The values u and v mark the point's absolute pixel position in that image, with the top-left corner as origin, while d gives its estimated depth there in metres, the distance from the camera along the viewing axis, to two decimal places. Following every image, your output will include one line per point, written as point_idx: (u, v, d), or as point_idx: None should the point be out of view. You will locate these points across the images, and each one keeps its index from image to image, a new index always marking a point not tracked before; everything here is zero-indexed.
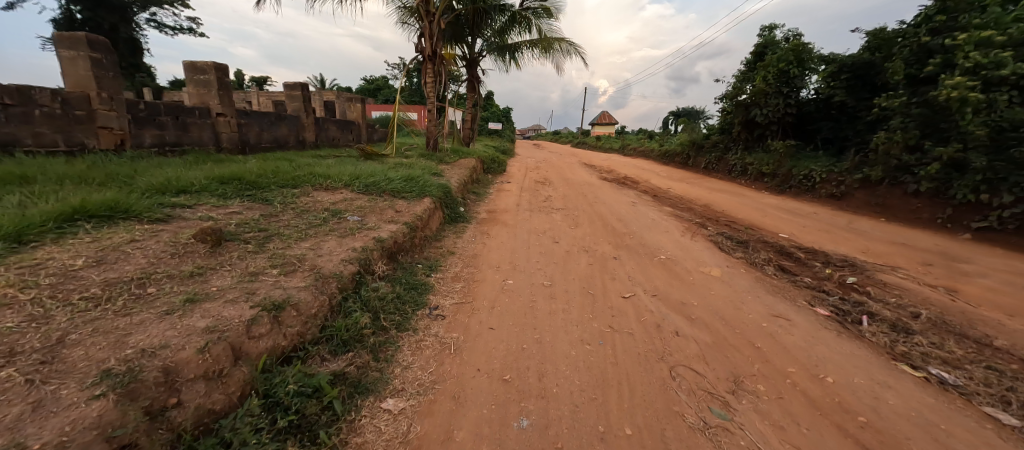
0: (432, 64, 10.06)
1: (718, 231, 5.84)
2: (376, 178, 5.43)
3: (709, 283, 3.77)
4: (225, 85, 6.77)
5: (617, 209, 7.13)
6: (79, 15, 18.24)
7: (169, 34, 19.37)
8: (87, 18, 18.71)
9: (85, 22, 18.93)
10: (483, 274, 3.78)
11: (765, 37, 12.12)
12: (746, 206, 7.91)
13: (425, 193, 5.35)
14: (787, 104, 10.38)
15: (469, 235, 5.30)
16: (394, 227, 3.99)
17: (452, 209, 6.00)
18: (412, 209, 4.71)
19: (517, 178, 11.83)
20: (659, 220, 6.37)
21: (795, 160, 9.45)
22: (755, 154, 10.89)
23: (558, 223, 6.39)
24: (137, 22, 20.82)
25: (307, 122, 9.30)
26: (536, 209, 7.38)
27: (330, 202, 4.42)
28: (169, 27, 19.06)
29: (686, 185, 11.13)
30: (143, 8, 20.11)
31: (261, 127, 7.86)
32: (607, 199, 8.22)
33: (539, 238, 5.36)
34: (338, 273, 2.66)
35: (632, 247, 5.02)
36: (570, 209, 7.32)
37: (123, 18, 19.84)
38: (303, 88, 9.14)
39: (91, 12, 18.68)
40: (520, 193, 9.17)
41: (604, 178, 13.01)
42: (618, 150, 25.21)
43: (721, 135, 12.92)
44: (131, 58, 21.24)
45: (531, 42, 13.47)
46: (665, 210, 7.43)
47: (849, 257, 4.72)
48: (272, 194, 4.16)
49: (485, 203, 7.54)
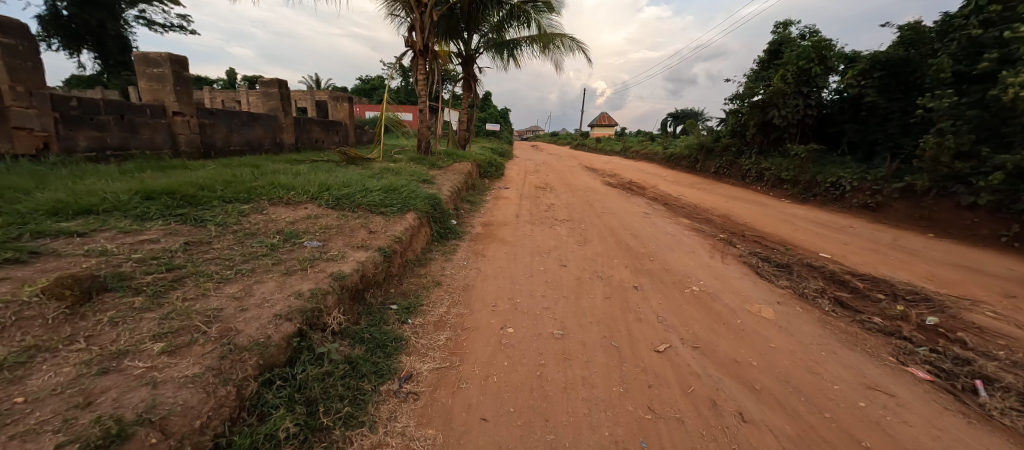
0: (424, 60, 9.24)
1: (750, 251, 5.03)
2: (350, 188, 4.58)
3: (764, 329, 2.95)
4: (183, 79, 5.92)
5: (629, 222, 6.34)
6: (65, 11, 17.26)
7: (158, 32, 18.52)
8: (73, 14, 17.82)
9: (70, 18, 18.05)
10: (475, 319, 2.94)
11: (780, 34, 11.38)
12: (772, 218, 7.12)
13: (408, 207, 4.51)
14: (808, 105, 9.64)
15: (461, 256, 4.48)
16: (364, 255, 3.16)
17: (442, 224, 5.17)
18: (391, 228, 3.88)
19: (516, 183, 11.02)
20: (680, 235, 5.56)
21: (819, 166, 8.69)
22: (773, 159, 10.12)
23: (564, 239, 5.57)
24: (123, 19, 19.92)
25: (286, 122, 8.48)
26: (538, 221, 6.58)
27: (287, 221, 3.58)
28: (161, 25, 18.08)
29: (697, 191, 10.38)
30: (133, 5, 19.24)
31: (230, 127, 7.03)
32: (617, 209, 7.40)
33: (544, 261, 4.53)
34: (259, 341, 1.83)
35: (655, 273, 4.21)
36: (576, 222, 6.52)
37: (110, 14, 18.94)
38: (281, 86, 8.30)
39: (78, 9, 17.68)
40: (520, 201, 8.38)
41: (609, 183, 12.22)
42: (620, 152, 24.42)
43: (733, 138, 12.15)
44: (118, 56, 20.40)
45: (530, 39, 12.68)
46: (683, 222, 6.63)
47: (917, 287, 3.93)
48: (211, 212, 3.33)
49: (481, 215, 6.73)
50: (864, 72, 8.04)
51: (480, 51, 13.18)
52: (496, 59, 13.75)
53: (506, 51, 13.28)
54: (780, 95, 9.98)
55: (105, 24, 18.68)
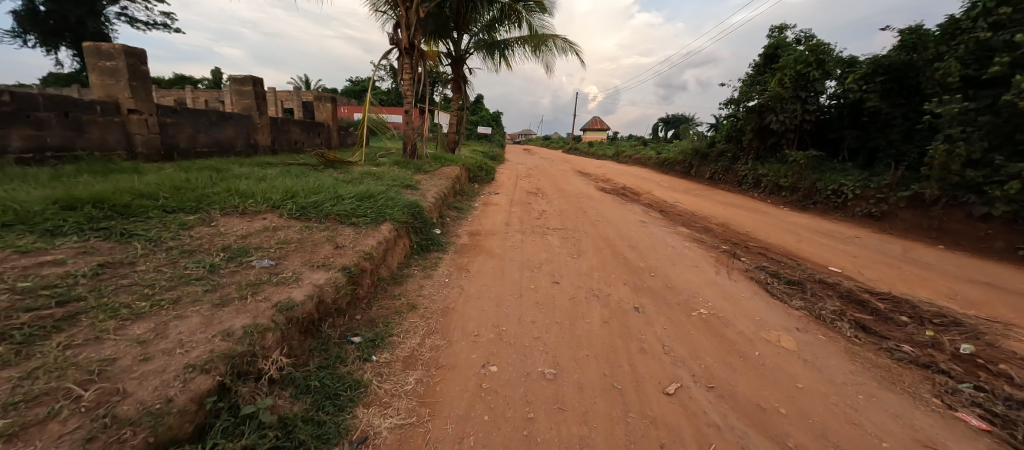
0: (410, 59, 8.80)
1: (756, 265, 4.66)
2: (319, 195, 4.10)
3: (786, 363, 2.57)
4: (140, 74, 5.40)
5: (625, 231, 5.95)
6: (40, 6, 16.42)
7: (138, 29, 17.78)
8: (51, 10, 16.99)
9: (47, 14, 17.25)
10: (452, 354, 2.50)
11: (775, 38, 11.16)
12: (774, 227, 6.78)
13: (384, 217, 4.05)
14: (806, 110, 9.37)
15: (442, 272, 4.03)
16: (323, 276, 2.70)
17: (423, 235, 4.71)
18: (361, 242, 3.42)
19: (507, 188, 10.60)
20: (681, 247, 5.17)
21: (819, 173, 8.42)
22: (770, 165, 9.85)
23: (557, 251, 5.16)
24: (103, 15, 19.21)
25: (261, 123, 7.95)
26: (529, 230, 6.15)
27: (238, 234, 3.11)
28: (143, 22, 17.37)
29: (693, 198, 10.06)
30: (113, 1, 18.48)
31: (196, 127, 6.51)
32: (612, 217, 7.02)
33: (534, 276, 4.09)
34: (152, 411, 1.39)
35: (657, 291, 3.81)
36: (569, 231, 6.12)
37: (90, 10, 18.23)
38: (255, 83, 7.78)
39: (56, 4, 16.80)
40: (510, 208, 7.96)
41: (602, 188, 11.88)
42: (613, 157, 24.16)
43: (729, 143, 11.88)
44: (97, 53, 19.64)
45: (522, 40, 12.32)
46: (682, 232, 6.25)
47: (942, 308, 3.58)
48: (145, 225, 2.85)
49: (467, 223, 6.28)
50: (866, 77, 7.78)
51: (470, 52, 12.79)
52: (486, 60, 13.34)
53: (497, 52, 12.88)
54: (777, 100, 9.72)
55: (85, 21, 17.85)
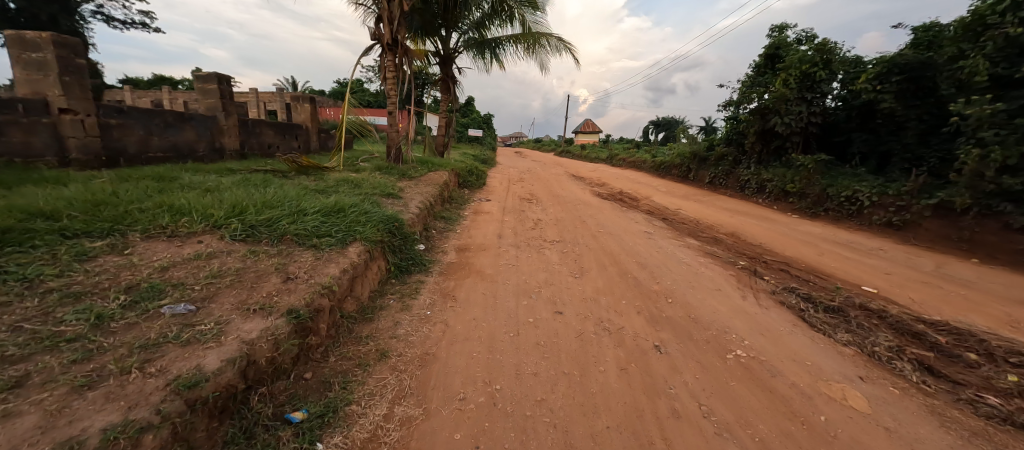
0: (393, 55, 8.14)
1: (783, 286, 4.10)
2: (275, 210, 3.43)
3: (863, 435, 1.99)
4: (75, 68, 4.67)
5: (630, 245, 5.37)
6: (9, 4, 15.66)
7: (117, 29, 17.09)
8: (22, 8, 16.25)
9: (17, 12, 16.36)
10: (428, 434, 1.88)
11: (777, 38, 10.75)
12: (788, 237, 6.26)
13: (353, 236, 3.39)
14: (813, 112, 8.92)
15: (422, 302, 3.38)
16: (258, 324, 2.05)
17: (403, 253, 4.06)
18: (320, 270, 2.76)
19: (499, 195, 9.99)
20: (695, 264, 4.59)
21: (828, 178, 7.96)
22: (774, 170, 9.39)
23: (556, 270, 4.54)
24: (78, 12, 18.33)
25: (228, 124, 7.23)
26: (524, 244, 5.54)
27: (156, 265, 2.44)
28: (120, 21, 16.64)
29: (694, 204, 9.57)
30: None
31: (148, 129, 5.78)
32: (614, 228, 6.43)
33: (532, 304, 3.47)
34: None
35: (678, 322, 3.22)
36: (568, 245, 5.52)
37: (64, 8, 17.40)
38: (221, 81, 7.07)
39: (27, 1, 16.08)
40: (503, 216, 7.34)
41: (599, 193, 11.35)
42: (607, 160, 23.70)
43: (730, 147, 11.43)
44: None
45: (514, 38, 11.76)
46: (691, 244, 5.68)
47: (1012, 342, 3.05)
48: (23, 258, 2.17)
49: (455, 237, 5.64)
50: (881, 76, 7.34)
51: (459, 50, 12.18)
52: (477, 59, 12.73)
53: (488, 51, 12.30)
54: (782, 101, 9.23)
55: (58, 19, 16.96)
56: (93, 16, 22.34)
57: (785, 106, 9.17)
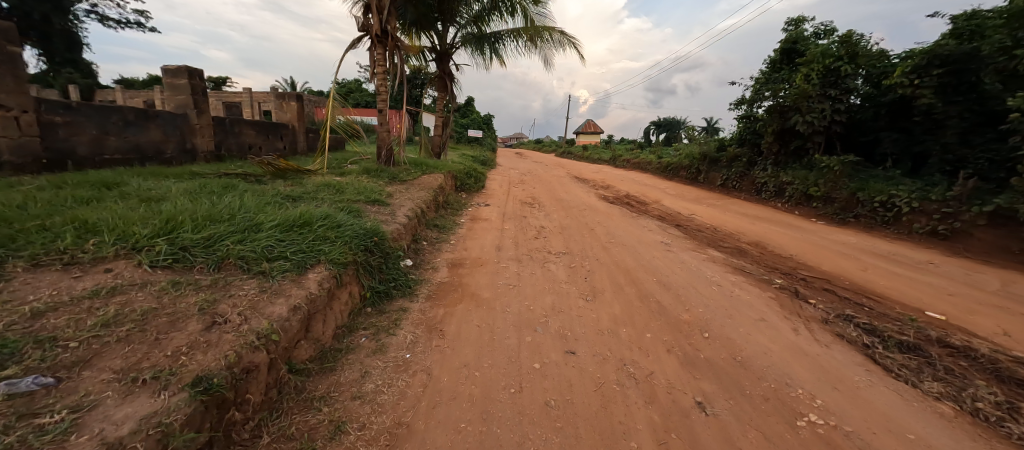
0: (385, 48, 7.51)
1: (836, 313, 3.44)
2: (220, 226, 2.78)
3: None
4: (8, 57, 4.05)
5: (647, 259, 4.71)
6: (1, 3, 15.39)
7: (112, 28, 16.80)
8: (14, 7, 15.96)
9: (10, 12, 16.11)
10: None
11: (794, 31, 10.10)
12: (822, 248, 5.60)
13: (316, 257, 2.74)
14: (837, 109, 8.26)
15: (401, 339, 2.72)
16: (141, 408, 1.40)
17: (383, 274, 3.40)
18: (261, 308, 2.10)
19: (498, 198, 9.35)
20: (727, 283, 3.93)
21: (857, 181, 7.31)
22: (794, 172, 8.74)
23: (565, 291, 3.88)
24: (70, 11, 17.89)
25: (201, 123, 6.60)
26: (526, 257, 4.89)
27: (29, 309, 1.79)
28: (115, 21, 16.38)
29: (708, 208, 8.92)
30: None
31: (104, 128, 5.16)
32: (626, 237, 5.77)
33: (538, 341, 2.81)
34: None
35: (721, 366, 2.56)
36: (576, 260, 4.87)
37: (56, 7, 16.98)
38: (193, 76, 6.44)
39: (19, 1, 15.80)
40: (503, 224, 6.70)
41: (604, 197, 10.71)
42: (610, 161, 23.06)
43: (743, 147, 10.78)
44: (65, 53, 18.58)
45: (514, 32, 11.15)
46: (715, 257, 5.02)
47: None
48: None
49: (447, 250, 4.99)
50: (919, 69, 6.60)
51: (457, 46, 11.56)
52: (476, 56, 12.12)
53: (487, 47, 11.69)
54: (802, 98, 8.56)
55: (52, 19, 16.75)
56: (87, 15, 21.93)
57: (806, 103, 8.50)
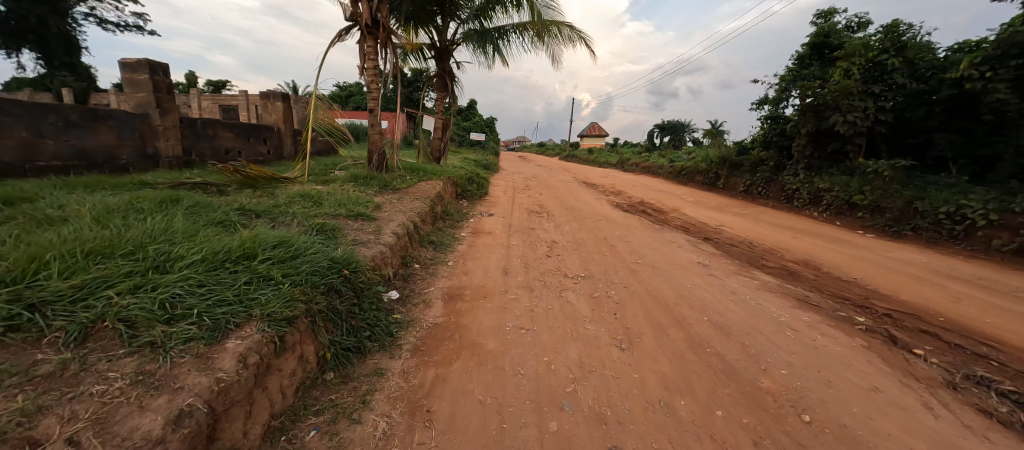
0: (378, 42, 6.70)
1: (962, 373, 2.56)
2: (112, 265, 1.94)
3: None
4: None
5: (688, 287, 3.84)
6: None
7: (111, 32, 16.31)
8: (9, 10, 15.44)
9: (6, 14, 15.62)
10: None
11: (825, 24, 9.27)
12: (889, 270, 4.71)
13: (247, 312, 1.90)
14: (881, 107, 7.41)
15: (368, 431, 1.87)
16: None
17: (354, 320, 2.54)
18: (113, 422, 1.26)
19: (502, 207, 8.52)
20: (801, 325, 3.05)
21: (913, 189, 6.41)
22: (832, 177, 7.86)
23: (592, 336, 3.01)
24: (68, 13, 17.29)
25: (165, 124, 5.79)
26: (538, 285, 4.02)
27: None
28: (112, 23, 15.83)
29: (735, 217, 8.03)
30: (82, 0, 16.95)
31: (37, 130, 4.35)
32: (654, 257, 4.89)
33: (567, 431, 1.95)
34: None
35: None
36: (599, 288, 4.00)
37: (53, 10, 16.48)
38: (156, 71, 5.64)
39: (15, 4, 15.34)
40: (509, 239, 5.86)
41: (617, 204, 9.87)
42: (616, 165, 22.23)
43: (769, 150, 9.89)
44: (64, 57, 18.00)
45: (519, 26, 10.37)
46: (768, 283, 4.13)
47: None
48: None
49: (443, 275, 4.13)
50: (992, 60, 5.76)
51: (458, 42, 10.80)
52: (478, 53, 11.34)
53: (490, 43, 10.91)
54: (842, 95, 7.65)
55: (48, 21, 16.25)
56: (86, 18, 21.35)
57: (845, 101, 7.61)
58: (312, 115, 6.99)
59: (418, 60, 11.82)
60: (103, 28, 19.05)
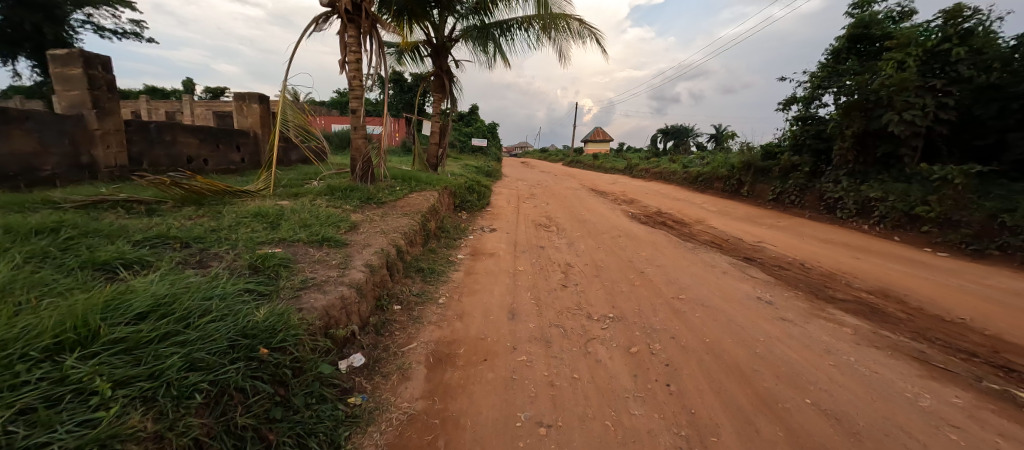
0: (361, 34, 5.76)
1: None
2: None
3: None
4: None
5: (762, 340, 2.82)
6: None
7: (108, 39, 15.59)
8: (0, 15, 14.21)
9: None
10: None
11: (865, 14, 8.31)
12: (1000, 306, 3.70)
13: None
14: (943, 104, 6.42)
15: None
16: None
17: (271, 435, 1.55)
18: None
19: (506, 220, 7.56)
20: (957, 415, 2.05)
21: (995, 200, 5.42)
22: (885, 185, 6.86)
23: (645, 434, 2.01)
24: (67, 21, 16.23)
25: (105, 128, 4.86)
26: (556, 336, 3.02)
27: None
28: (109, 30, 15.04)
29: (773, 231, 7.02)
30: (82, 8, 16.00)
31: None
32: (698, 287, 3.88)
33: None
34: None
35: None
36: (639, 339, 3.00)
37: (49, 17, 15.40)
38: (92, 64, 4.72)
39: (6, 10, 14.14)
40: (515, 262, 4.90)
41: (633, 216, 8.90)
42: (624, 171, 21.29)
43: (802, 155, 8.90)
44: None
45: (523, 21, 9.50)
46: (860, 330, 3.12)
47: None
48: None
49: (430, 322, 3.13)
50: None
51: (456, 39, 9.92)
52: (478, 51, 10.48)
53: (491, 40, 10.04)
54: (896, 91, 6.66)
55: (43, 28, 15.09)
56: (82, 24, 20.46)
57: (900, 97, 6.61)
58: (281, 116, 6.00)
59: (415, 59, 10.93)
60: (97, 34, 18.35)
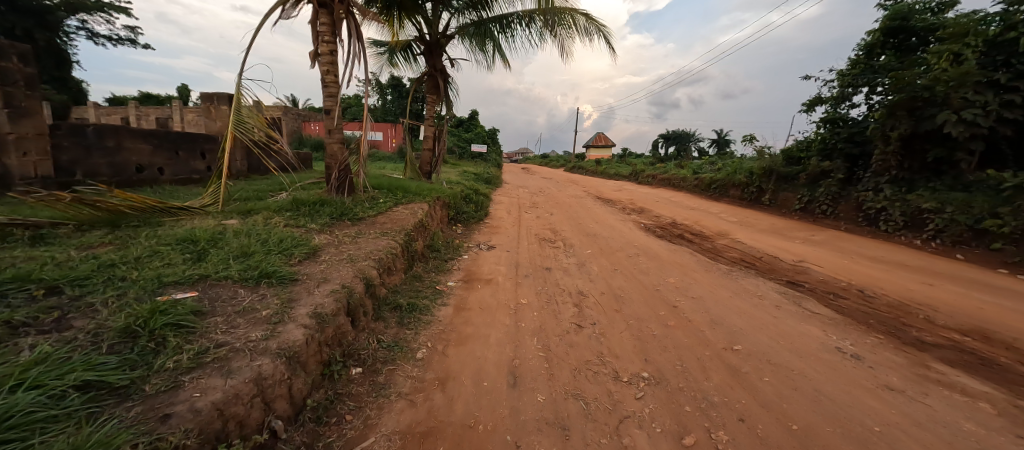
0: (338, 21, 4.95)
1: None
2: None
3: None
4: None
5: (881, 431, 1.94)
6: None
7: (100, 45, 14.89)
8: None
9: None
10: None
11: (905, 4, 7.50)
12: None
13: None
14: (1008, 101, 5.58)
15: None
16: None
17: None
18: None
19: (506, 235, 6.71)
20: None
21: None
22: (939, 194, 6.00)
23: None
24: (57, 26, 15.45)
25: (21, 132, 4.02)
26: (574, 416, 2.14)
27: None
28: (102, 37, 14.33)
29: (811, 247, 6.14)
30: (72, 13, 15.24)
31: None
32: (753, 332, 3.00)
33: None
34: None
35: None
36: (695, 422, 2.11)
37: (42, 23, 14.50)
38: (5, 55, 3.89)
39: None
40: (517, 292, 4.04)
41: (648, 228, 8.04)
42: (628, 177, 20.50)
43: (833, 160, 8.05)
44: (56, 72, 16.09)
45: (524, 15, 8.71)
46: (999, 403, 2.25)
47: None
48: None
49: (399, 395, 2.25)
50: None
51: (451, 36, 9.12)
52: (475, 49, 9.70)
53: (489, 37, 9.25)
54: (955, 86, 5.81)
55: (33, 34, 14.15)
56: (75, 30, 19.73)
57: (958, 94, 5.78)
58: (235, 116, 4.90)
59: (407, 60, 10.15)
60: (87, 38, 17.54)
